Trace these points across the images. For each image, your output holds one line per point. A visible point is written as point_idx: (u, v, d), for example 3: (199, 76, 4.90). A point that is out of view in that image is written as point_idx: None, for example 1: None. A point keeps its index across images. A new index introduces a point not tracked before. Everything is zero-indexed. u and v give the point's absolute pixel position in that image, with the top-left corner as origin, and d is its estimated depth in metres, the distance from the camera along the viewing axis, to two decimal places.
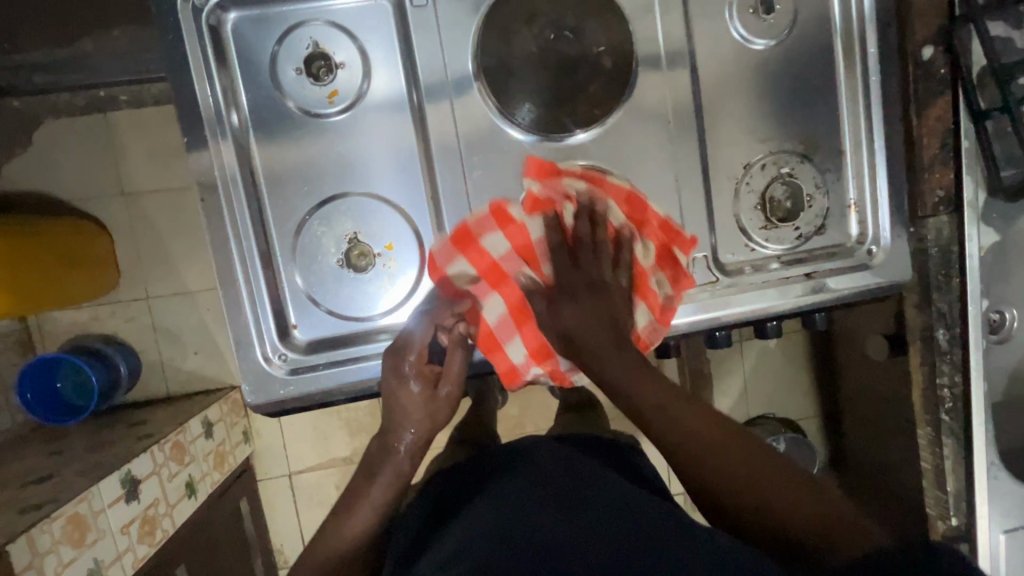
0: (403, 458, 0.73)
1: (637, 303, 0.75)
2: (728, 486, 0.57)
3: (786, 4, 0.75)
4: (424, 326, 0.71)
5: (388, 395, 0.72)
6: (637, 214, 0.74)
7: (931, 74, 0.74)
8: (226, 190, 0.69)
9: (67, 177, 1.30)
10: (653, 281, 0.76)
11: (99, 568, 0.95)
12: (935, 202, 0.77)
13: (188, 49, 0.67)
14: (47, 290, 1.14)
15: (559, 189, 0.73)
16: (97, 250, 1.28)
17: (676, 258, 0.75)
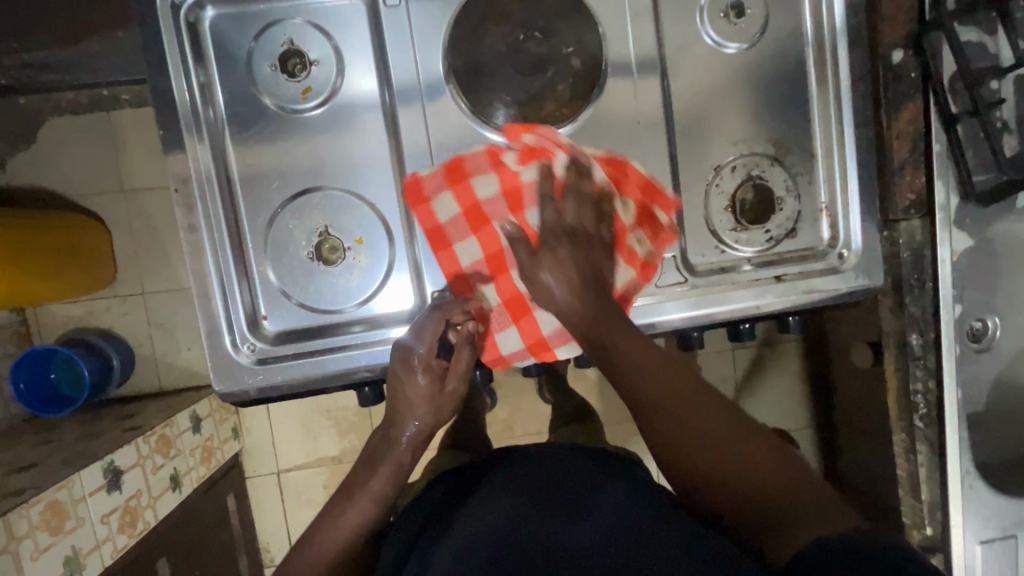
0: (404, 450, 0.69)
1: (618, 259, 0.72)
2: (714, 460, 0.53)
3: (758, 9, 0.75)
4: (433, 320, 0.71)
5: (396, 386, 0.71)
6: (619, 173, 0.73)
7: (902, 79, 0.74)
8: (199, 184, 0.71)
9: (65, 174, 1.32)
10: (634, 239, 0.74)
11: (76, 556, 0.96)
12: (906, 206, 0.77)
13: (167, 45, 0.69)
14: (41, 281, 1.14)
15: (547, 139, 0.71)
16: (91, 245, 1.29)
17: (654, 216, 0.75)
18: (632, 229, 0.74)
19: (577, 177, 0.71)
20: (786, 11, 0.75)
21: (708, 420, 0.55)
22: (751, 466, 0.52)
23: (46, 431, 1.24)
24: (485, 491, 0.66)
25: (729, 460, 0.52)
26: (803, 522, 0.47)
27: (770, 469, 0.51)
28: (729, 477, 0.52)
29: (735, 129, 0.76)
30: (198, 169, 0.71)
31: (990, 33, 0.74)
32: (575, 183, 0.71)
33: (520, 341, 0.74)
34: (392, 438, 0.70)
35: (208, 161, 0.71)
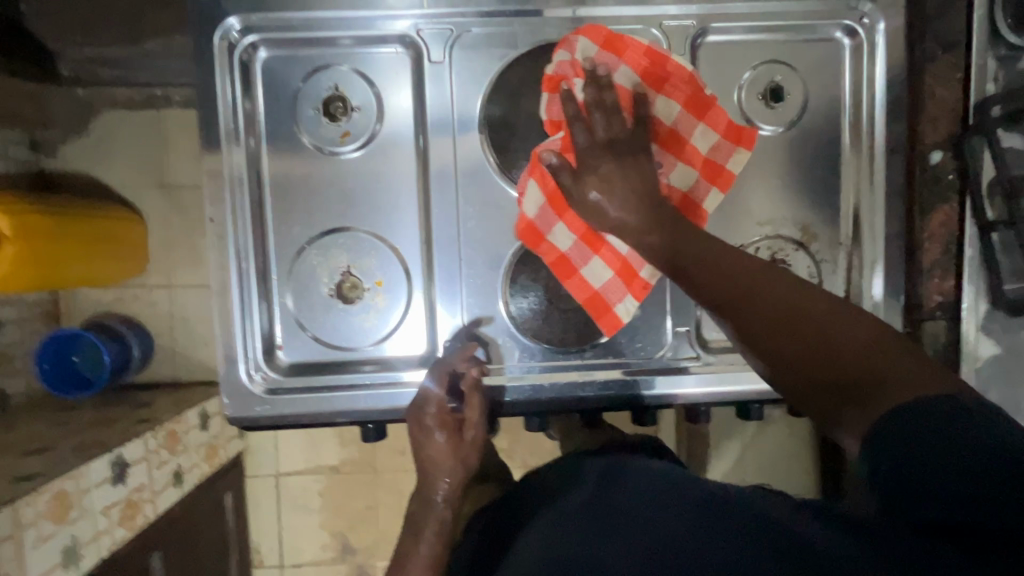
0: (443, 507, 0.72)
1: (673, 159, 0.70)
2: (794, 343, 0.47)
3: (797, 96, 0.75)
4: (438, 376, 0.73)
5: (418, 446, 0.74)
6: (660, 70, 0.69)
7: (938, 180, 0.74)
8: (233, 211, 0.73)
9: (111, 163, 1.37)
10: (694, 134, 0.70)
11: (75, 546, 0.99)
12: (932, 306, 0.76)
13: (218, 80, 0.72)
14: (70, 268, 1.18)
15: (574, 57, 0.68)
16: (131, 237, 1.34)
17: (708, 105, 0.70)
18: (688, 129, 0.70)
19: (599, 94, 0.65)
20: (826, 99, 0.76)
21: (769, 297, 0.49)
22: (822, 330, 0.47)
23: (63, 413, 1.27)
24: (548, 507, 0.59)
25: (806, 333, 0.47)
26: (884, 379, 0.44)
27: (846, 327, 0.46)
28: (808, 360, 0.46)
29: (761, 211, 0.76)
30: (233, 199, 0.73)
31: None
32: (601, 99, 0.65)
33: (608, 273, 0.72)
34: (428, 499, 0.73)
35: (242, 191, 0.73)
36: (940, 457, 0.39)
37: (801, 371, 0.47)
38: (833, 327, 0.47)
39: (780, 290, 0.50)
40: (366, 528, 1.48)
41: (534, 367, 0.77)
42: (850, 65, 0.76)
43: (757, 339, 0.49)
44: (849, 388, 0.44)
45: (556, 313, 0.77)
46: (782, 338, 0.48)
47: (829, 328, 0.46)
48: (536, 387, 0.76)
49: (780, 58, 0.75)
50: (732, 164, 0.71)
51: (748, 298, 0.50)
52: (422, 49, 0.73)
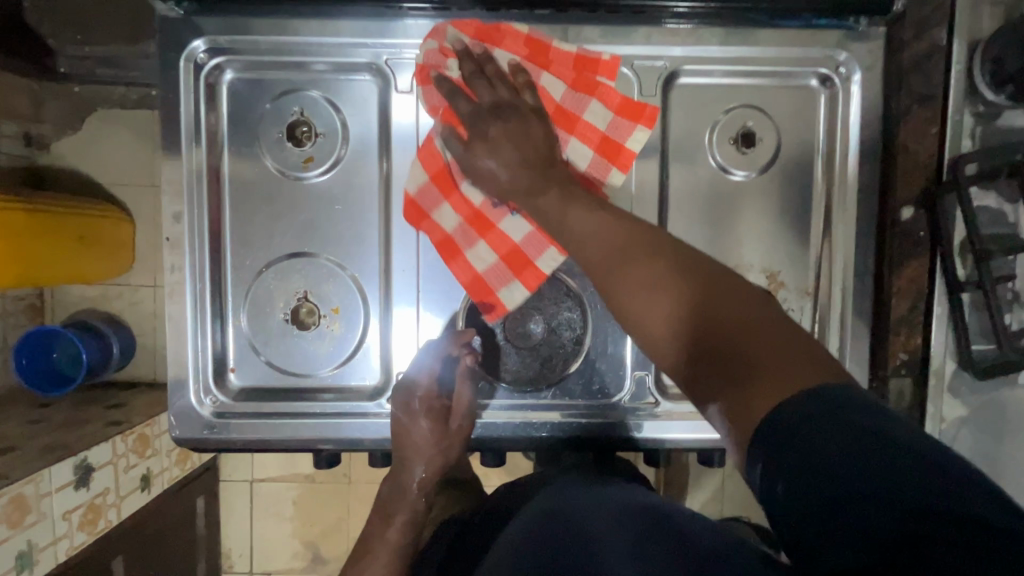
0: (416, 496, 0.72)
1: (570, 136, 0.70)
2: (705, 326, 0.44)
3: (769, 142, 0.74)
4: (429, 362, 0.72)
5: (400, 432, 0.72)
6: (541, 54, 0.70)
7: (910, 234, 0.72)
8: (194, 229, 0.72)
9: (100, 162, 1.37)
10: (585, 111, 0.70)
11: (29, 551, 0.98)
12: (896, 364, 0.73)
13: (183, 100, 0.71)
14: (57, 265, 1.16)
15: (442, 44, 0.69)
16: (120, 237, 1.34)
17: (596, 84, 0.70)
18: (581, 104, 0.70)
19: (478, 67, 0.67)
20: (800, 145, 0.74)
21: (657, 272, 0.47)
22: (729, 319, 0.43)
23: (36, 410, 1.26)
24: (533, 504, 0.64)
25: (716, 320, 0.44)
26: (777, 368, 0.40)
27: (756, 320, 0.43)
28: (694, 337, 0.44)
29: (727, 257, 0.75)
30: (194, 218, 0.72)
31: (1012, 200, 0.71)
32: (480, 69, 0.67)
33: (493, 257, 0.71)
34: (402, 487, 0.72)
35: (201, 211, 0.72)
36: (870, 487, 0.33)
37: (692, 346, 0.44)
38: (749, 315, 0.43)
39: (704, 276, 0.46)
40: (336, 540, 1.46)
41: (489, 405, 0.75)
42: (825, 112, 0.74)
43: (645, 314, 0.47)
44: (742, 375, 0.41)
45: (512, 349, 0.75)
46: (673, 314, 0.45)
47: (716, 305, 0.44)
48: (490, 424, 0.75)
49: (754, 103, 0.74)
50: (631, 141, 0.71)
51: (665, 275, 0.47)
52: (390, 77, 0.72)
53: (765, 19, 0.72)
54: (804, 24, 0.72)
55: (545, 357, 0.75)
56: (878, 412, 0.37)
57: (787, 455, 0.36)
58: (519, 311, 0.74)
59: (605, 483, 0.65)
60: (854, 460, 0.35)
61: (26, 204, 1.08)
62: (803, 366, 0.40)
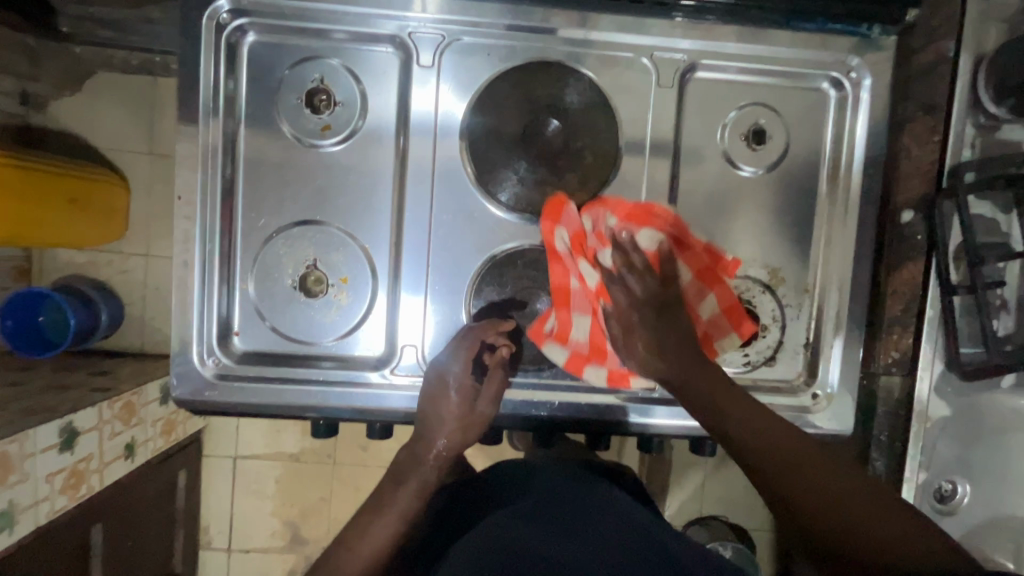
0: (430, 466, 0.71)
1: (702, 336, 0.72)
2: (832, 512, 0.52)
3: (779, 141, 0.76)
4: (467, 342, 0.72)
5: (428, 403, 0.72)
6: (685, 241, 0.73)
7: (907, 237, 0.74)
8: (205, 189, 0.72)
9: (99, 126, 1.34)
10: (707, 304, 0.73)
11: (11, 511, 0.96)
12: (887, 361, 0.77)
13: (202, 58, 0.71)
14: (45, 228, 1.14)
15: (598, 225, 0.72)
16: (117, 204, 1.31)
17: (716, 281, 0.73)
18: (700, 296, 0.72)
19: (628, 258, 0.70)
20: (808, 147, 0.76)
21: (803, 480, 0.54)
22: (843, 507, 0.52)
23: (19, 371, 1.23)
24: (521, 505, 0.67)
25: (834, 508, 0.52)
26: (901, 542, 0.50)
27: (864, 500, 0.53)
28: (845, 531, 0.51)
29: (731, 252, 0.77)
30: (206, 178, 0.72)
31: (1005, 211, 0.73)
32: (628, 264, 0.70)
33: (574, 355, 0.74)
34: (419, 455, 0.71)
35: (216, 172, 0.72)
36: None
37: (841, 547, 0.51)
38: (860, 500, 0.53)
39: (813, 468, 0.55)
40: (318, 520, 1.46)
41: (513, 381, 0.76)
42: (834, 115, 0.76)
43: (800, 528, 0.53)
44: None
45: (518, 332, 0.76)
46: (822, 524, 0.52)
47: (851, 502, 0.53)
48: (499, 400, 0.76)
49: (766, 102, 0.76)
50: (721, 343, 0.74)
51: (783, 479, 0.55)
52: (412, 51, 0.73)
53: (783, 20, 0.73)
54: (819, 27, 0.74)
55: None
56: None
57: None
58: (527, 296, 0.75)
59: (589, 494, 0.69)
60: None
61: (22, 162, 1.06)
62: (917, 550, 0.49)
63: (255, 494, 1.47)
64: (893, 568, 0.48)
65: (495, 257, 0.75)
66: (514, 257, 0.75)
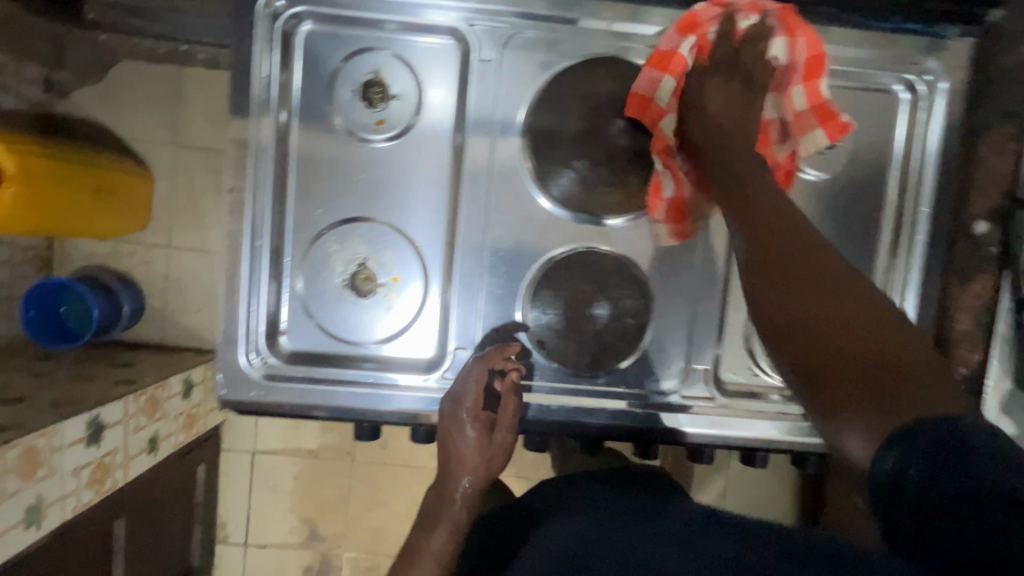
0: (460, 507, 0.70)
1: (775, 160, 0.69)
2: (832, 326, 0.44)
3: (846, 144, 0.74)
4: (475, 373, 0.70)
5: (445, 442, 0.71)
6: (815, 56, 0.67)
7: (980, 248, 0.70)
8: (257, 181, 0.70)
9: (121, 114, 1.28)
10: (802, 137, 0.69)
11: (39, 506, 0.90)
12: (957, 377, 0.72)
13: (257, 47, 0.68)
14: (67, 213, 1.07)
15: None
16: (138, 191, 1.25)
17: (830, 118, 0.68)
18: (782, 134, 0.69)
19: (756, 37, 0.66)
20: (876, 151, 0.74)
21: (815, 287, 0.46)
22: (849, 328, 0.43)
23: (40, 362, 1.18)
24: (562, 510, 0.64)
25: (832, 321, 0.44)
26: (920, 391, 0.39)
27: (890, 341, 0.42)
28: (830, 346, 0.43)
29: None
30: (257, 170, 0.70)
31: None
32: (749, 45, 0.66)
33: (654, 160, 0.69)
34: (446, 496, 0.71)
35: (268, 165, 0.70)
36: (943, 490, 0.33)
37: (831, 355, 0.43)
38: (875, 338, 0.42)
39: (830, 282, 0.46)
40: (335, 518, 1.41)
41: (531, 388, 0.74)
42: (904, 119, 0.74)
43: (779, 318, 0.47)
44: (874, 392, 0.40)
45: (572, 337, 0.74)
46: (815, 325, 0.44)
47: (861, 322, 0.43)
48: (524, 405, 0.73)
49: (835, 104, 0.73)
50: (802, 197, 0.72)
51: (779, 279, 0.48)
52: (472, 44, 0.70)
53: (859, 18, 0.70)
54: (895, 26, 0.71)
55: (605, 344, 0.74)
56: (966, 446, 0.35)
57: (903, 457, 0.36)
58: (581, 301, 0.73)
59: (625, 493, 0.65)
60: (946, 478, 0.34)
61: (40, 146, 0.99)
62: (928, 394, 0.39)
63: (272, 493, 1.42)
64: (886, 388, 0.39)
65: (552, 260, 0.73)
66: (570, 261, 0.73)
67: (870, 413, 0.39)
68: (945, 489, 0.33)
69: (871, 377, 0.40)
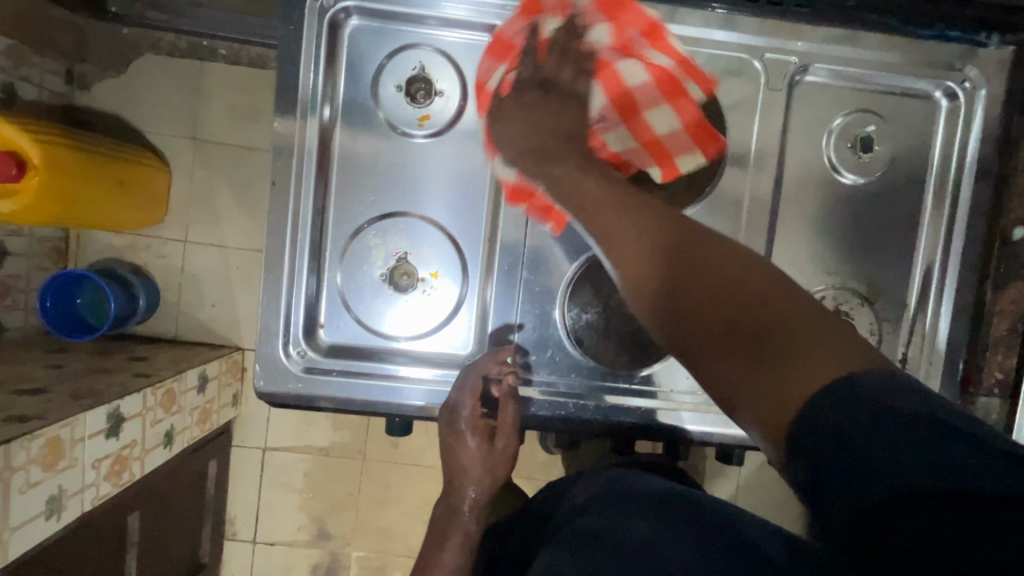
0: (468, 519, 0.71)
1: (633, 141, 0.72)
2: (724, 322, 0.46)
3: (885, 148, 0.74)
4: (470, 380, 0.70)
5: (449, 454, 0.72)
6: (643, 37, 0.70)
7: (1016, 254, 0.73)
8: (299, 172, 0.70)
9: (139, 102, 1.24)
10: (651, 111, 0.72)
11: (60, 497, 0.89)
12: (992, 382, 0.75)
13: (305, 41, 0.69)
14: (87, 205, 1.06)
15: None
16: (157, 184, 1.23)
17: (681, 93, 0.72)
18: (632, 120, 0.72)
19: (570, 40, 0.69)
20: (914, 155, 0.74)
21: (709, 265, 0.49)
22: (746, 300, 0.46)
23: (55, 353, 1.17)
24: (569, 505, 0.64)
25: (728, 297, 0.47)
26: (804, 357, 0.43)
27: (773, 312, 0.45)
28: (731, 315, 0.46)
29: (793, 269, 0.75)
30: (299, 160, 0.70)
31: None
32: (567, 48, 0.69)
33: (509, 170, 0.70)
34: (459, 505, 0.72)
35: (310, 158, 0.70)
36: (894, 472, 0.37)
37: (728, 325, 0.46)
38: (765, 300, 0.46)
39: (715, 259, 0.49)
40: (346, 517, 1.40)
41: (531, 382, 0.74)
42: (944, 125, 0.74)
43: (687, 303, 0.48)
44: (772, 357, 0.44)
45: (607, 336, 0.74)
46: (715, 299, 0.47)
47: (751, 288, 0.47)
48: (525, 400, 0.74)
49: (874, 109, 0.74)
50: (681, 159, 0.72)
51: (671, 269, 0.50)
52: None
53: (900, 24, 0.71)
54: (936, 33, 0.72)
55: (641, 341, 0.74)
56: (906, 415, 0.39)
57: (827, 432, 0.40)
58: (622, 300, 0.73)
59: (620, 480, 0.65)
60: (890, 455, 0.38)
61: (58, 136, 0.98)
62: (830, 355, 0.43)
63: (282, 491, 1.40)
64: (781, 352, 0.44)
65: (591, 258, 0.73)
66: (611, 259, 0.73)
67: (770, 370, 0.44)
68: (861, 480, 0.38)
69: (770, 346, 0.44)
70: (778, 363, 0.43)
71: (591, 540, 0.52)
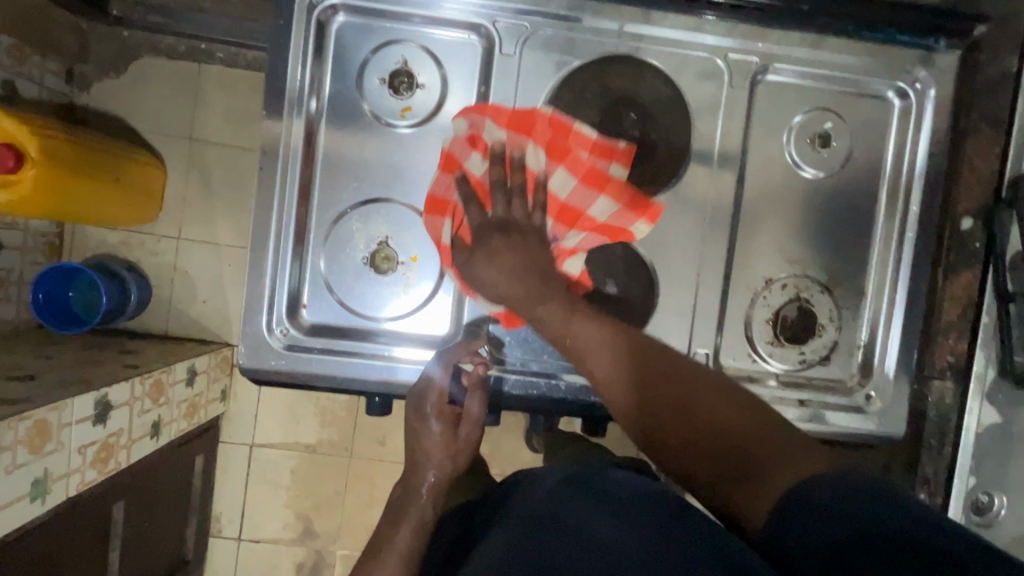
0: (427, 501, 0.75)
1: (590, 233, 0.76)
2: (703, 434, 0.52)
3: (843, 145, 0.78)
4: (440, 367, 0.74)
5: (413, 436, 0.76)
6: (556, 142, 0.76)
7: (965, 245, 0.77)
8: (286, 162, 0.74)
9: (134, 103, 1.28)
10: (592, 205, 0.77)
11: (45, 480, 0.90)
12: (942, 365, 0.78)
13: (295, 37, 0.73)
14: (81, 199, 1.08)
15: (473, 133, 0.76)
16: (151, 181, 1.26)
17: (606, 179, 0.77)
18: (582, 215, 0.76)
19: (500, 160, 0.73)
20: (870, 154, 0.79)
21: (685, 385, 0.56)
22: (721, 417, 0.52)
23: (46, 345, 1.18)
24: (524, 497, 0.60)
25: (704, 413, 0.53)
26: (776, 458, 0.48)
27: (744, 417, 0.52)
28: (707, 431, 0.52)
29: (756, 260, 0.78)
30: (286, 150, 0.74)
31: None
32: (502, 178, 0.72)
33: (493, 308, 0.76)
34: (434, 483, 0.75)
35: (297, 148, 0.74)
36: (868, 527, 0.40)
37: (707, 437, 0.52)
38: (737, 416, 0.52)
39: (692, 380, 0.56)
40: (332, 511, 1.42)
41: (505, 362, 0.77)
42: (898, 124, 0.79)
43: (670, 419, 0.54)
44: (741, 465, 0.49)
45: None
46: (696, 413, 0.54)
47: (724, 405, 0.53)
48: (497, 378, 0.77)
49: (832, 110, 0.78)
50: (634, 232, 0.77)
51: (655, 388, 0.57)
52: (495, 40, 0.75)
53: (854, 28, 0.76)
54: (887, 38, 0.77)
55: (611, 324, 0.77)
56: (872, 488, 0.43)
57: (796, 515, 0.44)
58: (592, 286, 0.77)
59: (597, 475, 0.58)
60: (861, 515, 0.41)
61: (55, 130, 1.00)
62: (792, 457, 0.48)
63: (268, 486, 1.42)
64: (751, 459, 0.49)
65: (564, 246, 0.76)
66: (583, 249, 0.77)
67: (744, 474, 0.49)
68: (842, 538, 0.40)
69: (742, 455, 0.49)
70: (752, 468, 0.48)
71: (555, 537, 0.48)
